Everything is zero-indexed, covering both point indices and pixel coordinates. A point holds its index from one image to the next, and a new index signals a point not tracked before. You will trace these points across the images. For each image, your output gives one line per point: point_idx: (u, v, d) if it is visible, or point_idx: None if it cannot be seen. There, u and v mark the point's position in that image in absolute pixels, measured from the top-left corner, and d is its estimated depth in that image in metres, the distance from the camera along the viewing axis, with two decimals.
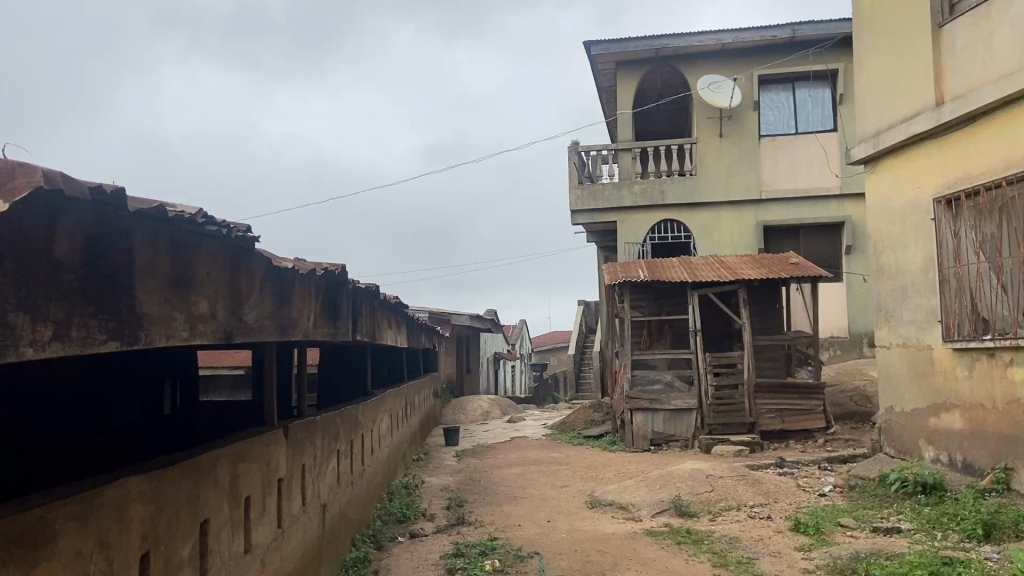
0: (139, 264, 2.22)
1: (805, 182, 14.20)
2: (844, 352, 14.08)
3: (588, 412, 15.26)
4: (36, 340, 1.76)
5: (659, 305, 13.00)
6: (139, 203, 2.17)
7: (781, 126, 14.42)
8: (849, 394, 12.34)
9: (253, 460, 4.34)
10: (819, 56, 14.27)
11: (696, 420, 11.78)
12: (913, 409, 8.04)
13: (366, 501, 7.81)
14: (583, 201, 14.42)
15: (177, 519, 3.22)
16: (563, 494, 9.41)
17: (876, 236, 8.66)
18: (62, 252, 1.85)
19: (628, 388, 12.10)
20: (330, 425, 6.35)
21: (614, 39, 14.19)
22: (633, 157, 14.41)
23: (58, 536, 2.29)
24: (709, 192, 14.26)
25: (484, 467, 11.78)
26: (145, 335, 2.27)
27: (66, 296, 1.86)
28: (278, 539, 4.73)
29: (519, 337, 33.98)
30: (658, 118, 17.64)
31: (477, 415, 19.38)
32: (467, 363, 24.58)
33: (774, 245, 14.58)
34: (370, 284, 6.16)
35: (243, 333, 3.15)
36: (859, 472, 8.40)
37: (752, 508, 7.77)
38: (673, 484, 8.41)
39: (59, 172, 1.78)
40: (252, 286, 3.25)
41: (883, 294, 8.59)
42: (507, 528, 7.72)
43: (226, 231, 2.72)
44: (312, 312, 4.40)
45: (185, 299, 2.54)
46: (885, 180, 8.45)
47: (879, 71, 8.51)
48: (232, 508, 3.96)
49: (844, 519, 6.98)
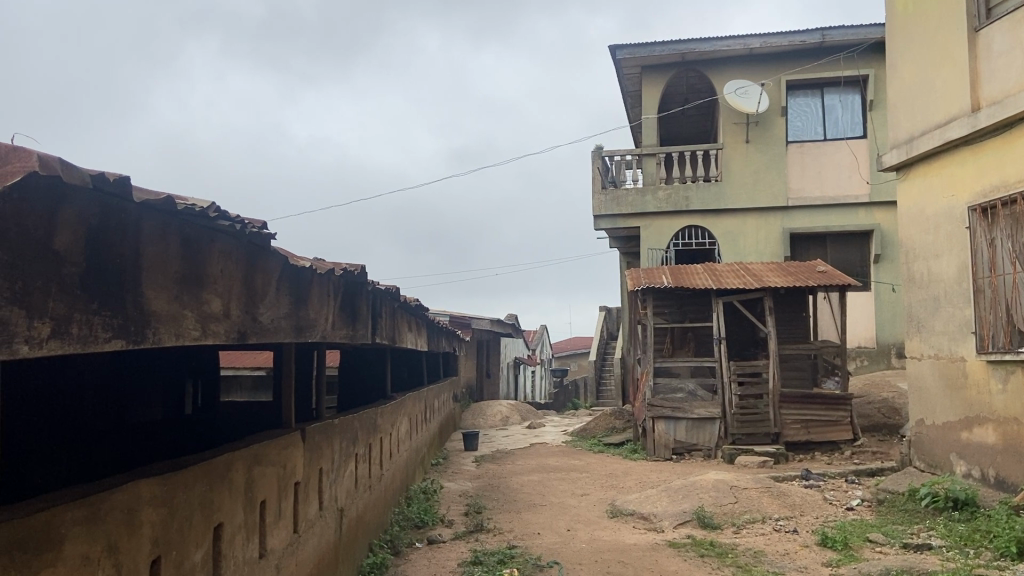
0: (147, 260, 2.12)
1: (832, 190, 13.95)
2: (872, 362, 13.79)
3: (609, 419, 15.07)
4: (33, 337, 1.66)
5: (682, 311, 12.79)
6: (146, 194, 2.08)
7: (809, 132, 14.19)
8: (877, 405, 12.06)
9: (269, 463, 4.23)
10: (849, 61, 14.01)
11: (720, 429, 11.56)
12: (945, 422, 7.80)
13: (383, 506, 7.68)
14: (606, 206, 14.27)
15: (190, 525, 3.11)
16: (583, 502, 9.25)
17: (908, 244, 8.44)
18: (63, 245, 1.76)
19: (650, 396, 11.91)
20: (348, 429, 6.25)
21: (640, 43, 14.06)
22: (658, 162, 14.23)
23: (65, 540, 2.19)
24: (735, 199, 14.04)
25: (503, 473, 11.65)
26: (153, 335, 2.16)
27: (66, 291, 1.77)
28: (294, 544, 4.62)
29: (540, 342, 33.86)
30: (683, 122, 17.44)
31: (497, 420, 19.25)
32: (487, 367, 24.49)
33: (801, 252, 14.33)
34: (390, 285, 6.05)
35: (259, 333, 3.05)
36: (888, 486, 8.17)
37: (777, 521, 7.57)
38: (696, 494, 8.22)
39: (57, 158, 1.69)
40: (268, 285, 3.15)
41: (915, 303, 8.35)
42: (526, 536, 7.58)
43: (240, 227, 2.63)
44: (330, 314, 4.30)
45: (197, 297, 2.44)
46: (917, 187, 8.23)
47: (913, 77, 8.29)
48: (248, 512, 3.86)
49: (872, 534, 6.76)
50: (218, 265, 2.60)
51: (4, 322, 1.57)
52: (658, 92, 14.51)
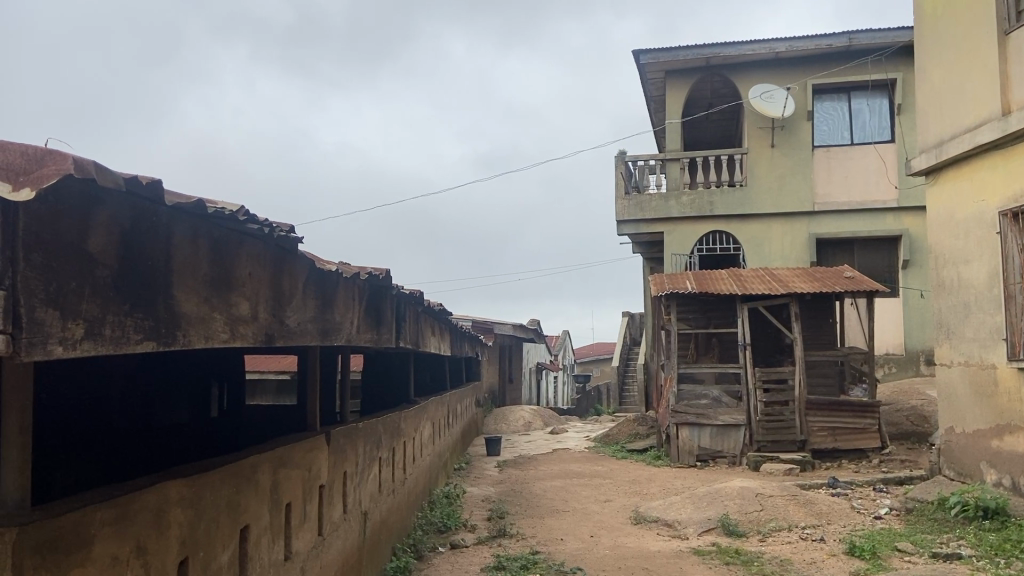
0: (177, 262, 2.14)
1: (859, 194, 13.80)
2: (900, 369, 13.61)
3: (632, 425, 15.00)
4: (67, 338, 1.67)
5: (707, 317, 12.70)
6: (178, 198, 2.10)
7: (835, 136, 14.06)
8: (906, 413, 11.89)
9: (295, 466, 4.25)
10: (877, 65, 13.86)
11: (745, 436, 11.47)
12: (975, 431, 7.66)
13: (406, 510, 7.68)
14: (629, 211, 14.22)
15: (216, 526, 3.12)
16: (607, 508, 9.20)
17: (937, 250, 8.33)
18: (97, 247, 1.78)
19: (673, 403, 11.84)
20: (372, 433, 6.26)
21: (664, 47, 14.04)
22: (681, 167, 14.15)
23: (94, 541, 2.20)
24: (760, 204, 13.94)
25: (527, 478, 11.63)
26: (183, 337, 2.18)
27: (99, 293, 1.79)
28: (319, 546, 4.64)
29: (562, 348, 33.84)
30: (708, 127, 17.35)
31: (519, 425, 19.24)
32: (510, 371, 24.49)
33: (827, 257, 14.18)
34: (414, 289, 6.06)
35: (286, 337, 3.07)
36: (916, 494, 8.04)
37: (804, 529, 7.48)
38: (721, 501, 8.15)
39: (92, 161, 1.70)
40: (295, 288, 3.17)
41: (944, 309, 8.23)
42: (549, 542, 7.55)
43: (268, 231, 2.65)
44: (355, 317, 4.31)
45: (225, 299, 2.46)
46: (948, 191, 8.11)
47: (943, 80, 8.17)
48: (274, 514, 3.88)
49: (901, 543, 6.64)
50: (246, 268, 2.62)
51: (40, 322, 1.58)
52: (682, 96, 14.46)
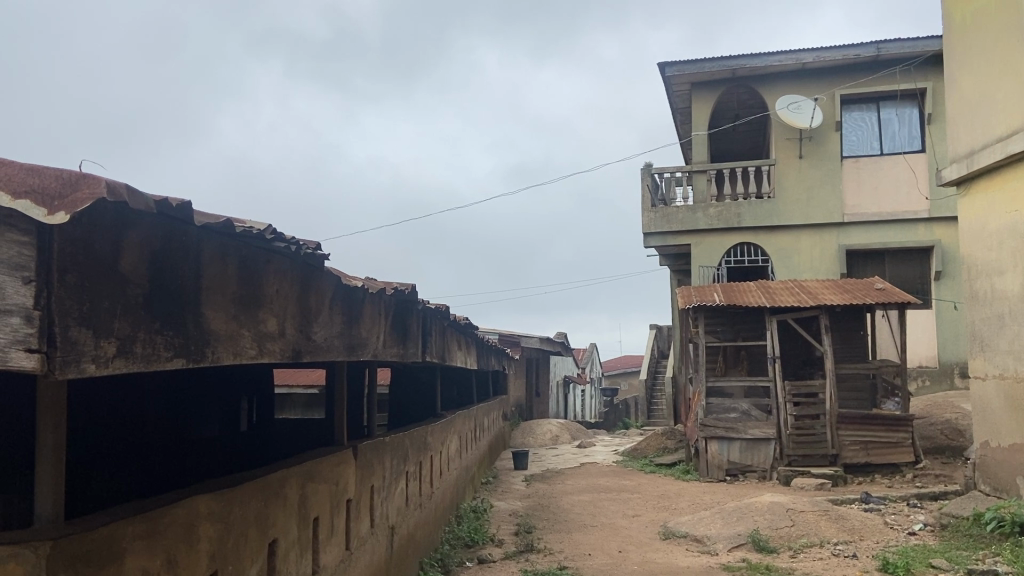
0: (206, 281, 2.18)
1: (890, 205, 13.62)
2: (933, 382, 13.40)
3: (661, 439, 14.86)
4: (100, 355, 1.71)
5: (735, 329, 12.60)
6: (206, 218, 2.14)
7: (865, 147, 13.91)
8: (940, 427, 11.69)
9: (323, 480, 4.29)
10: (906, 74, 13.72)
11: (776, 450, 11.33)
12: (1011, 445, 7.49)
13: (433, 525, 7.67)
14: (656, 224, 14.14)
15: (245, 540, 3.16)
16: (635, 523, 9.13)
17: (970, 260, 8.22)
18: (129, 266, 1.82)
19: (702, 416, 11.72)
20: (399, 447, 6.29)
21: (689, 59, 14.04)
22: (708, 179, 14.06)
23: (126, 554, 2.23)
24: (788, 215, 13.82)
25: (554, 492, 11.58)
26: (212, 353, 2.22)
27: (130, 310, 1.82)
28: (346, 560, 4.66)
29: (590, 361, 33.73)
30: (735, 138, 17.28)
31: (546, 439, 19.19)
32: (537, 386, 24.45)
33: (857, 270, 14.02)
34: (441, 304, 6.11)
35: (313, 352, 3.10)
36: (951, 510, 7.88)
37: (836, 545, 7.36)
38: (751, 517, 8.05)
39: (124, 186, 1.73)
40: (322, 304, 3.22)
41: (978, 321, 8.09)
42: (577, 557, 7.51)
43: (295, 248, 2.68)
44: (382, 333, 4.35)
45: (254, 316, 2.50)
46: (980, 202, 8.00)
47: (974, 90, 8.07)
48: (301, 528, 3.90)
49: (936, 560, 6.51)
50: (274, 284, 2.66)
51: (74, 341, 1.62)
52: (709, 108, 14.40)
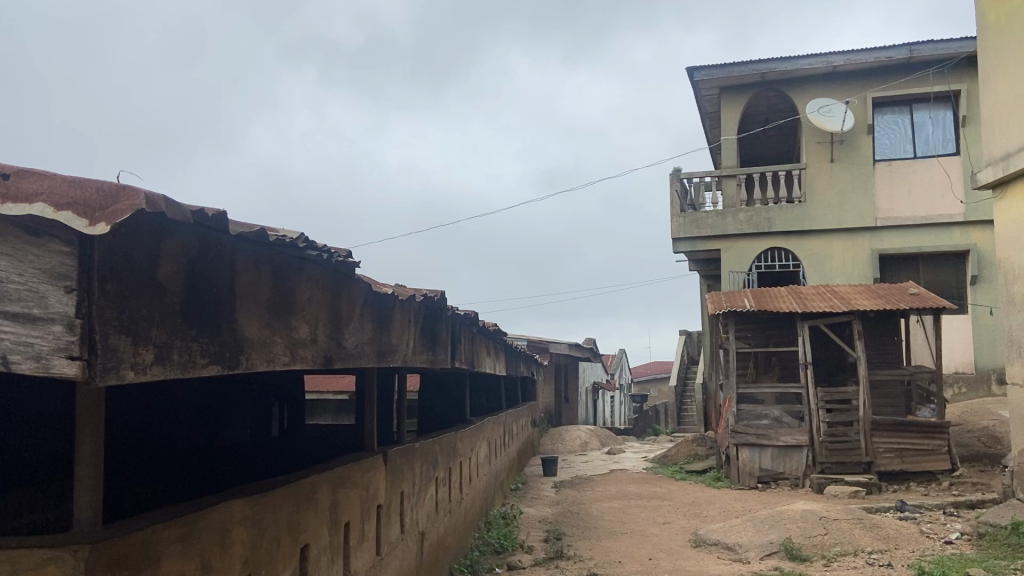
0: (241, 288, 2.22)
1: (923, 209, 13.43)
2: (970, 389, 13.15)
3: (691, 445, 14.74)
4: (138, 362, 1.75)
5: (766, 335, 12.50)
6: (241, 227, 2.18)
7: (897, 150, 13.73)
8: (977, 434, 11.47)
9: (354, 486, 4.33)
10: (940, 76, 13.54)
11: (808, 457, 11.20)
12: None
13: (462, 531, 7.68)
14: (685, 229, 14.06)
15: (278, 545, 3.20)
16: (666, 531, 9.07)
17: (1007, 265, 8.08)
18: (166, 274, 1.86)
19: (733, 423, 11.63)
20: (428, 453, 6.32)
21: (718, 63, 13.95)
22: (738, 184, 13.97)
23: (162, 558, 2.28)
24: (819, 220, 13.69)
25: (584, 499, 11.54)
26: (246, 360, 2.25)
27: (168, 318, 1.87)
28: (377, 565, 4.70)
29: (619, 367, 33.62)
30: (765, 142, 17.16)
31: (576, 445, 19.14)
32: (566, 392, 24.42)
33: (891, 274, 13.82)
34: (470, 311, 6.15)
35: (344, 358, 3.14)
36: (988, 519, 7.73)
37: (871, 554, 7.26)
38: (783, 525, 7.96)
39: (162, 197, 1.76)
40: (353, 311, 3.25)
41: (1016, 327, 7.94)
42: (607, 564, 7.48)
43: (327, 256, 2.72)
44: (411, 339, 4.38)
45: (287, 323, 2.55)
46: (1017, 205, 7.86)
47: (1010, 92, 7.93)
48: (332, 533, 3.94)
49: (973, 569, 6.39)
50: (306, 293, 2.70)
51: (113, 348, 1.66)
52: (738, 112, 14.31)
